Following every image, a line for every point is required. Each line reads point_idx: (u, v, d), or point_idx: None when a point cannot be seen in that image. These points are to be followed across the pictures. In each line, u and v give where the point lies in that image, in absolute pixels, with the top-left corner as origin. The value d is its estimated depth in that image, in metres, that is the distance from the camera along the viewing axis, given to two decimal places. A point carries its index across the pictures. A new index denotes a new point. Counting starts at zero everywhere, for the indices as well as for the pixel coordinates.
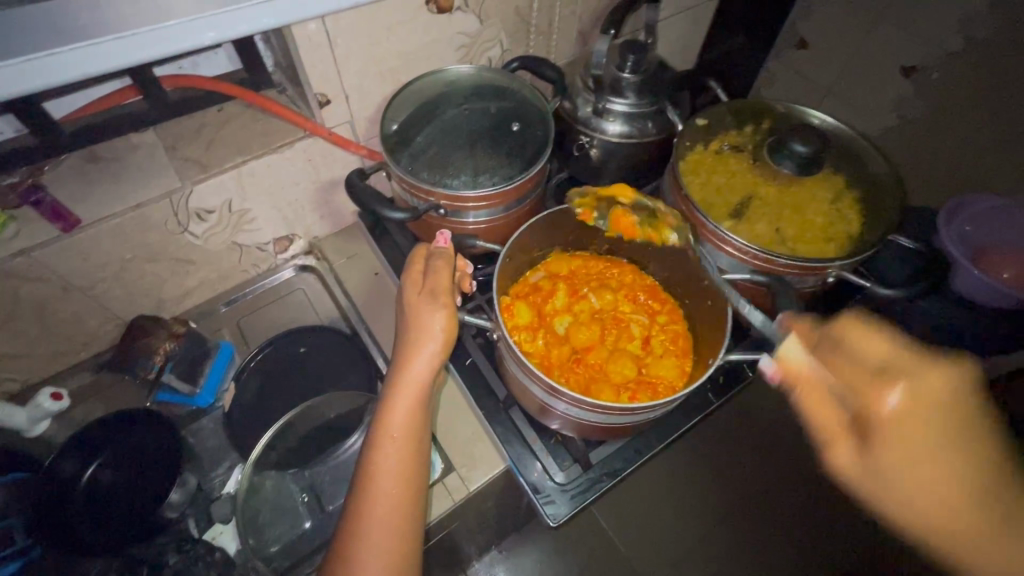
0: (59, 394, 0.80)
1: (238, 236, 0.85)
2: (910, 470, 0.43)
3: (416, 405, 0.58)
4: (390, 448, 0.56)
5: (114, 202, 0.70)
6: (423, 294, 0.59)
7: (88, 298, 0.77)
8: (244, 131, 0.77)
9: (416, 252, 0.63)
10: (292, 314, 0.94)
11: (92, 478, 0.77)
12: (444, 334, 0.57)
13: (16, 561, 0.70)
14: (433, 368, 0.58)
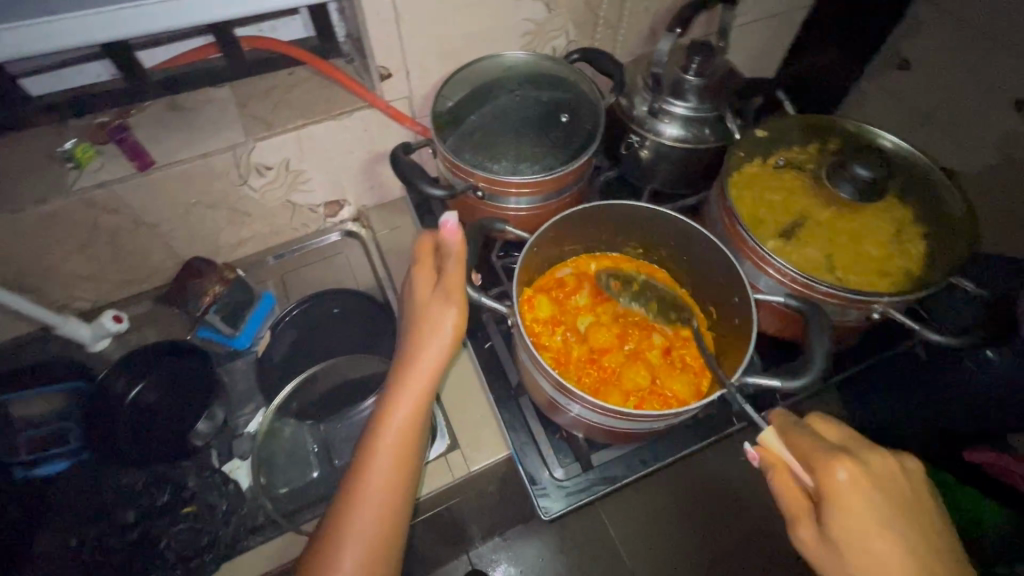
0: (120, 316, 0.88)
1: (292, 195, 0.89)
2: (874, 558, 0.42)
3: (420, 396, 0.59)
4: (387, 436, 0.58)
5: (186, 148, 0.76)
6: (437, 291, 0.60)
7: (154, 235, 0.84)
8: (310, 95, 0.81)
9: (424, 243, 0.63)
10: (333, 276, 0.98)
11: (138, 397, 0.85)
12: (451, 331, 0.59)
13: (65, 461, 0.79)
14: (440, 360, 0.59)
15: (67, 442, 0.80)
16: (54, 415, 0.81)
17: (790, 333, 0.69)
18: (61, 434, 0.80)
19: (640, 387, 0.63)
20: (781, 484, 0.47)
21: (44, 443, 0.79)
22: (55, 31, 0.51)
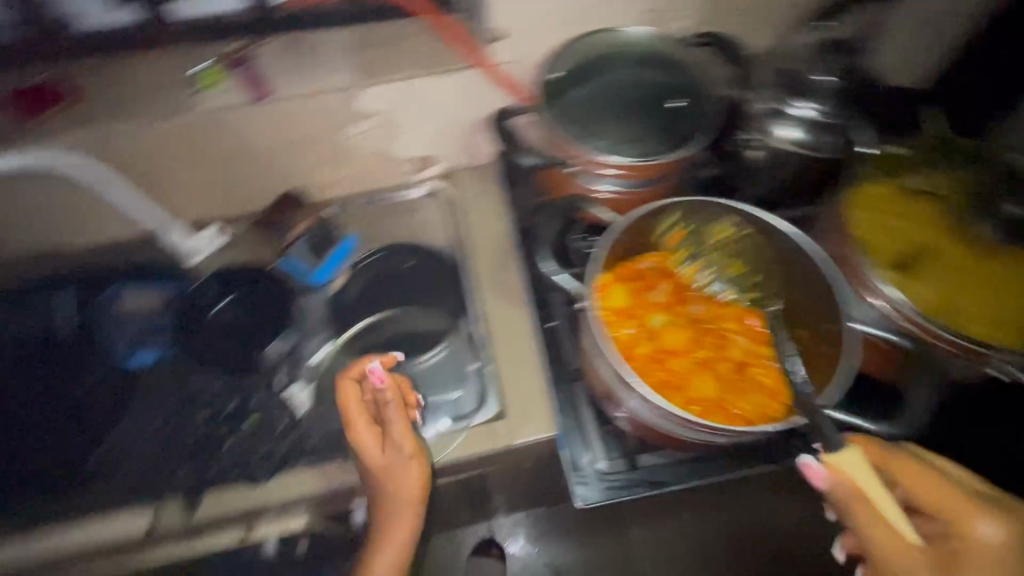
0: (218, 232, 0.94)
1: (386, 144, 0.91)
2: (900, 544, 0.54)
3: (412, 496, 0.71)
4: (393, 523, 0.72)
5: (299, 85, 0.79)
6: (390, 451, 0.72)
7: (257, 162, 0.88)
8: (420, 47, 0.82)
9: (344, 390, 0.75)
10: (410, 230, 0.97)
11: (217, 313, 0.86)
12: (418, 473, 0.71)
13: (151, 355, 0.86)
14: (419, 471, 0.72)
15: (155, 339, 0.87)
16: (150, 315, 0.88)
17: (878, 371, 0.65)
18: (151, 331, 0.87)
19: (709, 397, 0.60)
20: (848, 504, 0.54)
21: (137, 337, 0.87)
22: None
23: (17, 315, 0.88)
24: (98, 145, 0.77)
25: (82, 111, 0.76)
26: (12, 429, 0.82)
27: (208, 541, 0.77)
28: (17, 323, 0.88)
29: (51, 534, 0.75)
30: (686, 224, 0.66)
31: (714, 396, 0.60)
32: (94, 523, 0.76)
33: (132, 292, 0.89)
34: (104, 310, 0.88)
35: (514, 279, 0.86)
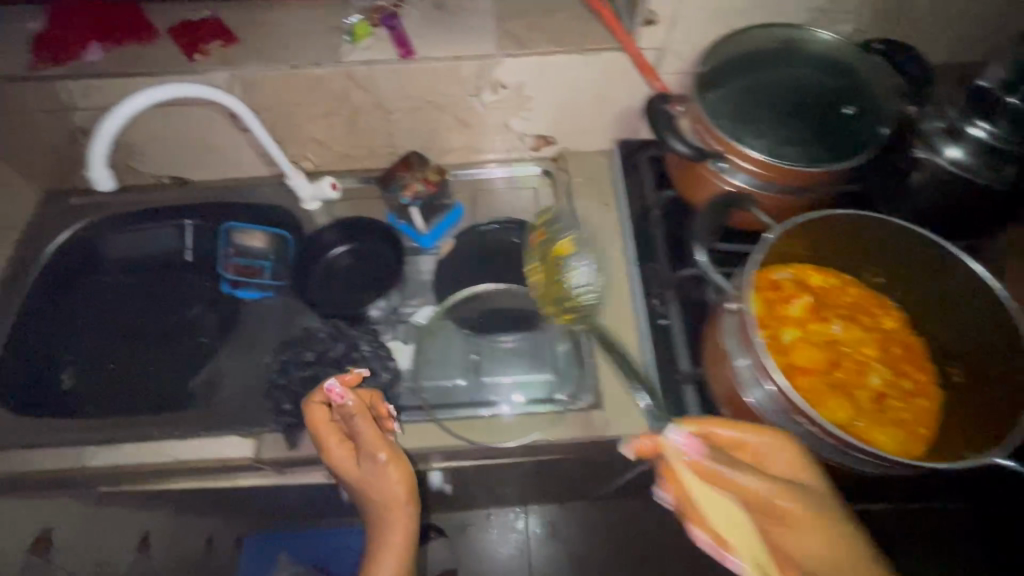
0: (336, 185, 0.95)
1: (511, 118, 0.91)
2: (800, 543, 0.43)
3: (395, 507, 0.68)
4: (387, 545, 0.69)
5: (444, 48, 0.80)
6: (366, 456, 0.68)
7: (385, 121, 0.89)
8: (567, 24, 0.81)
9: (316, 412, 0.70)
10: (519, 207, 0.97)
11: (335, 257, 0.95)
12: (399, 480, 0.68)
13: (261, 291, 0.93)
14: (401, 486, 0.68)
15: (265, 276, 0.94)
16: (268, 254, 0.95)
17: None
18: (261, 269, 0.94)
19: (851, 421, 0.57)
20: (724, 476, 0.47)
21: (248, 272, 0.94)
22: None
23: (148, 236, 0.97)
24: (247, 85, 0.81)
25: (237, 50, 0.80)
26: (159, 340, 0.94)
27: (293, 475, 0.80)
28: (149, 244, 0.98)
29: (146, 442, 0.78)
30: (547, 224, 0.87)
31: (855, 421, 0.57)
32: (188, 439, 0.77)
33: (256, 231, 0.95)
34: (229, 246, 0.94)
35: (620, 272, 0.86)
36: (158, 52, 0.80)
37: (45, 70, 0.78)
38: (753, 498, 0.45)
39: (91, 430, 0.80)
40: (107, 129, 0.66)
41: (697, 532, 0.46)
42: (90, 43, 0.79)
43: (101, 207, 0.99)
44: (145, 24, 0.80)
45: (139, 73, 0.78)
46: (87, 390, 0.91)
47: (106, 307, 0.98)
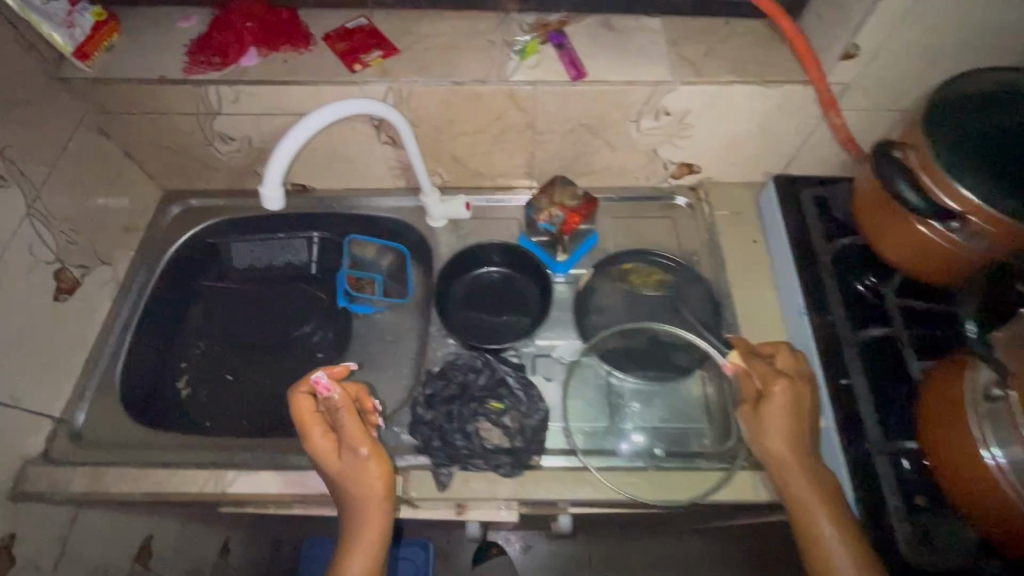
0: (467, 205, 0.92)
1: (662, 146, 0.86)
2: (774, 433, 0.63)
3: (372, 506, 0.63)
4: (356, 551, 0.62)
5: (614, 72, 0.75)
6: (343, 444, 0.64)
7: (531, 142, 0.85)
8: (744, 51, 0.76)
9: (300, 399, 0.65)
10: (655, 236, 0.93)
11: (468, 279, 0.90)
12: (379, 470, 0.63)
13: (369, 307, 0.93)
14: (379, 482, 0.63)
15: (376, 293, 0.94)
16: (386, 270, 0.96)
17: None
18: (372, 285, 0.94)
19: None
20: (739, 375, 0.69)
21: (361, 286, 0.93)
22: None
23: (277, 247, 0.97)
24: (402, 99, 0.77)
25: (397, 63, 0.76)
26: (284, 353, 0.93)
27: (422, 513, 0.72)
28: (276, 255, 0.98)
29: (283, 470, 0.74)
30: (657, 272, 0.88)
31: None
32: None
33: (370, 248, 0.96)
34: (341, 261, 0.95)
35: (777, 323, 0.81)
36: (315, 60, 0.76)
37: (200, 74, 0.76)
38: (768, 442, 0.64)
39: (219, 450, 0.77)
40: (285, 147, 0.62)
41: (752, 419, 0.66)
42: (247, 50, 0.76)
43: (222, 211, 0.97)
44: (302, 31, 0.77)
45: (295, 82, 0.75)
46: (208, 399, 0.90)
47: (226, 316, 0.96)
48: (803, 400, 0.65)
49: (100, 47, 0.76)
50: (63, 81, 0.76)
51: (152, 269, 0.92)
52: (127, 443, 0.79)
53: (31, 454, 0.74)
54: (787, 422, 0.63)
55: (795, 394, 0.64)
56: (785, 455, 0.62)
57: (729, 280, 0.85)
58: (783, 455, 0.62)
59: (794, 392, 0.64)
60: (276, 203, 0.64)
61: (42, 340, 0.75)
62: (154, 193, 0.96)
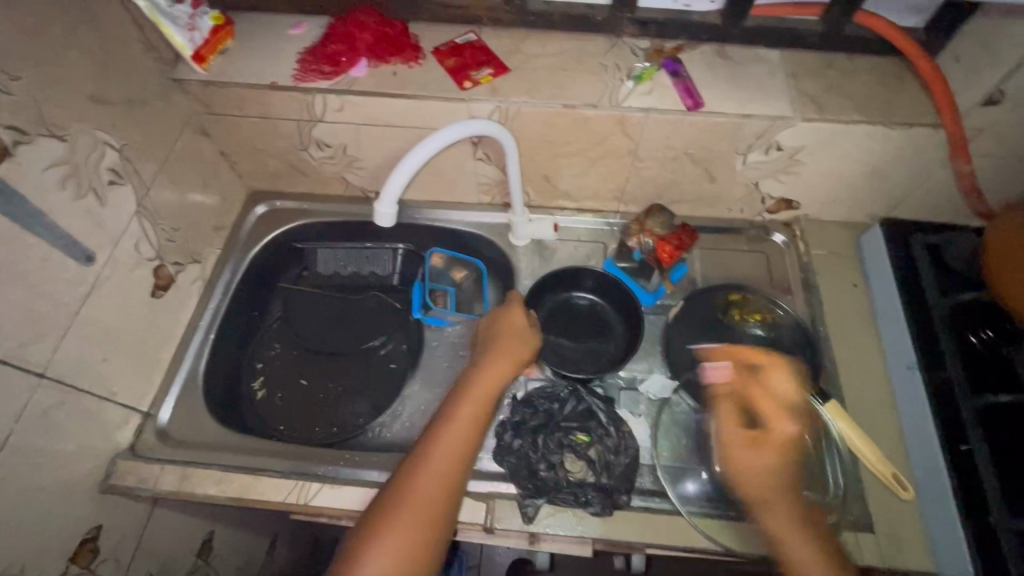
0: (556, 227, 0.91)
1: (765, 180, 0.82)
2: (753, 454, 0.60)
3: (482, 402, 0.65)
4: (450, 433, 0.61)
5: (731, 103, 0.72)
6: (517, 326, 0.74)
7: (628, 168, 0.83)
8: (869, 89, 0.72)
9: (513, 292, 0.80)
10: (746, 272, 0.89)
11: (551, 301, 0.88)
12: (530, 347, 0.72)
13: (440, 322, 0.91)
14: (507, 372, 0.68)
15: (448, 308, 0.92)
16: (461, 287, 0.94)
17: None
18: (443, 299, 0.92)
19: None
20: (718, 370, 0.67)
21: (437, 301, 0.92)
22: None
23: (364, 258, 0.97)
24: (508, 119, 0.75)
25: (506, 82, 0.74)
26: (358, 363, 0.93)
27: (496, 540, 0.72)
28: (359, 264, 0.98)
29: (365, 487, 0.73)
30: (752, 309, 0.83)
31: None
32: None
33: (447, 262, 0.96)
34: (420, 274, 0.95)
35: (880, 377, 0.77)
36: (423, 75, 0.76)
37: (309, 82, 0.76)
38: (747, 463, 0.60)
39: (298, 458, 0.77)
40: (407, 165, 0.60)
41: (727, 433, 0.63)
42: (358, 60, 0.76)
43: (306, 215, 0.97)
44: (412, 44, 0.76)
45: (403, 95, 0.74)
46: (284, 402, 0.90)
47: (303, 320, 0.96)
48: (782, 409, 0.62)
49: (215, 51, 0.77)
50: (177, 81, 0.77)
51: (237, 269, 0.92)
52: (210, 443, 0.79)
53: (122, 449, 0.74)
54: (773, 451, 0.60)
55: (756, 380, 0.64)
56: (763, 482, 0.59)
57: (827, 326, 0.81)
58: (762, 476, 0.59)
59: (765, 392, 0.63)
60: (389, 221, 0.63)
61: (139, 337, 0.76)
62: (241, 192, 0.96)
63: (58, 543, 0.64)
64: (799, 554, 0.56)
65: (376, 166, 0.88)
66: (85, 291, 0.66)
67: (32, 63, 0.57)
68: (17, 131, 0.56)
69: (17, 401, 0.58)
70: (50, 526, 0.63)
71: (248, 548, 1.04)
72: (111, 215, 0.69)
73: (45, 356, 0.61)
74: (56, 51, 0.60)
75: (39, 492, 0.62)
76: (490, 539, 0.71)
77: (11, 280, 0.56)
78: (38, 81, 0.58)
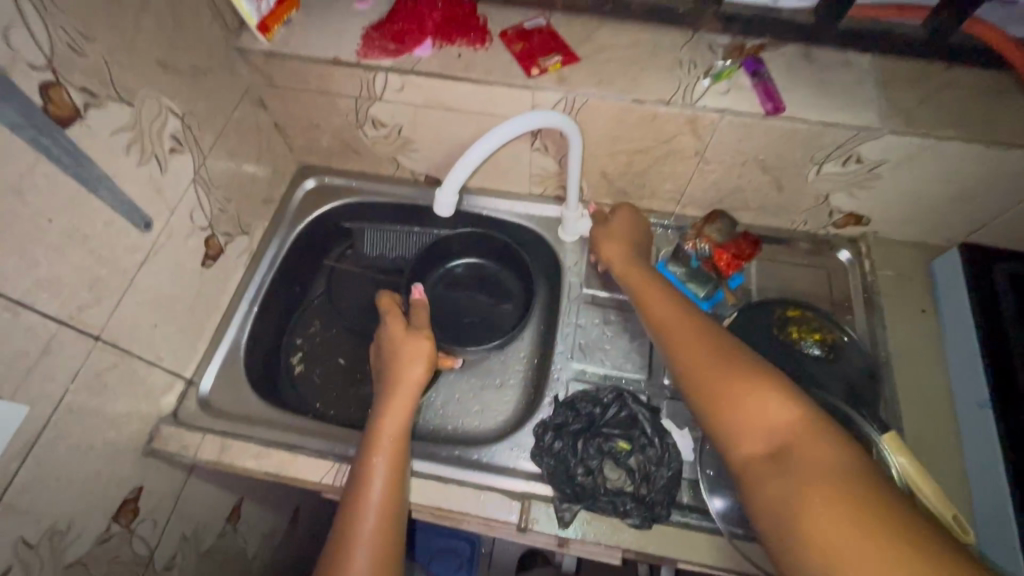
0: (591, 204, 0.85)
1: (837, 193, 0.78)
2: (657, 309, 0.67)
3: (395, 440, 0.67)
4: (375, 479, 0.64)
5: (814, 110, 0.67)
6: (404, 334, 0.75)
7: (692, 170, 0.79)
8: (967, 104, 0.67)
9: (386, 300, 0.81)
10: (805, 287, 0.85)
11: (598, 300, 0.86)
12: (423, 359, 0.73)
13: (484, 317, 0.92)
14: (411, 401, 0.71)
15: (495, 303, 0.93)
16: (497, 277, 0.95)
17: None
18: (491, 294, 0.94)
19: None
20: (600, 245, 0.79)
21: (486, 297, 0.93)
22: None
23: (411, 242, 0.97)
24: (573, 110, 0.72)
25: (576, 71, 0.71)
26: None
27: (527, 540, 0.70)
28: (406, 249, 0.98)
29: None
30: (808, 326, 0.79)
31: None
32: (448, 484, 0.70)
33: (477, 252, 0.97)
34: (439, 265, 0.94)
35: (943, 411, 0.73)
36: (490, 59, 0.73)
37: (374, 57, 0.73)
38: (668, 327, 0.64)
39: (334, 439, 0.77)
40: (470, 159, 0.60)
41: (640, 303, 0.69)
42: (424, 40, 0.74)
43: (353, 195, 0.96)
44: (480, 26, 0.74)
45: (467, 78, 0.72)
46: (321, 381, 0.91)
47: (344, 300, 0.96)
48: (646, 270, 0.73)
49: (280, 22, 0.75)
50: (240, 50, 0.76)
51: (283, 244, 0.92)
52: (247, 416, 0.80)
53: (164, 414, 0.75)
54: (671, 306, 0.66)
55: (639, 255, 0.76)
56: (673, 334, 0.63)
57: (889, 352, 0.77)
58: (674, 328, 0.63)
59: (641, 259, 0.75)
60: (447, 211, 0.64)
61: (188, 305, 0.76)
62: (291, 166, 0.96)
63: (101, 503, 0.65)
64: (707, 359, 0.58)
65: (430, 149, 0.86)
66: (142, 258, 0.66)
67: (106, 25, 0.57)
68: (88, 93, 0.55)
69: (73, 363, 0.59)
70: (94, 485, 0.64)
71: (272, 519, 1.05)
72: (170, 183, 0.68)
73: (101, 320, 0.62)
74: (128, 14, 0.59)
75: (88, 452, 0.63)
76: (521, 539, 0.70)
77: (74, 243, 0.57)
78: (111, 43, 0.57)
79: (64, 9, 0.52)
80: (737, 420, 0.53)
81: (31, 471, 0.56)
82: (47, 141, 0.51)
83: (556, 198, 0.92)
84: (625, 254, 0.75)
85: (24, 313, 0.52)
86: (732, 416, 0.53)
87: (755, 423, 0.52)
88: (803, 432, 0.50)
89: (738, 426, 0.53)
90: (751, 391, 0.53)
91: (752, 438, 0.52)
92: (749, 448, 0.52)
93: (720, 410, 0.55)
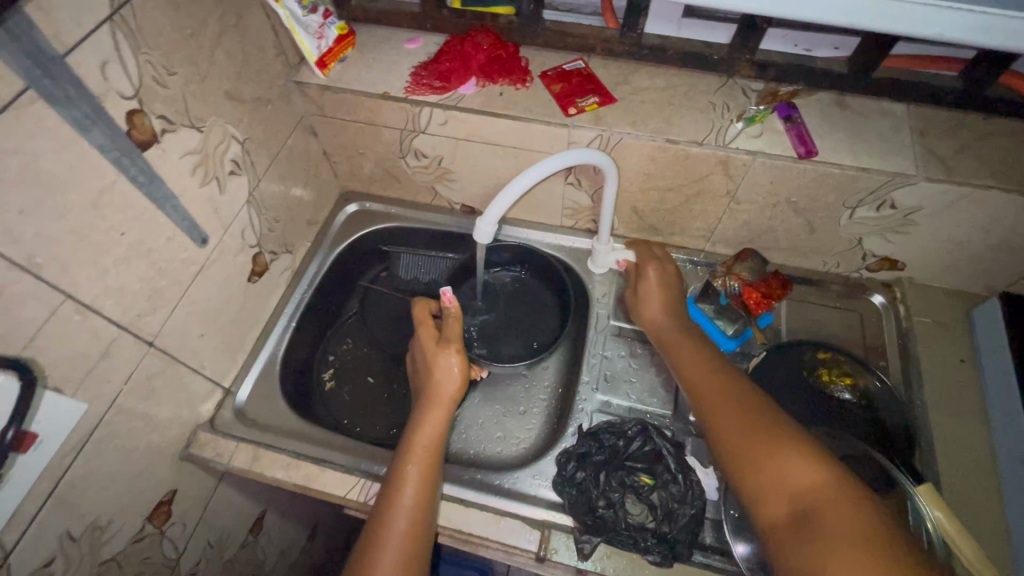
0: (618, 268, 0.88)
1: (870, 238, 0.78)
2: (689, 359, 0.68)
3: (428, 451, 0.69)
4: (408, 486, 0.65)
5: (847, 155, 0.68)
6: (438, 345, 0.76)
7: (723, 210, 0.80)
8: (1004, 154, 0.67)
9: (419, 308, 0.82)
10: (838, 330, 0.84)
11: (626, 332, 0.87)
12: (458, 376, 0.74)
13: (512, 347, 0.91)
14: (446, 414, 0.73)
15: (523, 334, 0.92)
16: (526, 309, 0.95)
17: None
18: (518, 323, 0.93)
19: None
20: (632, 292, 0.81)
21: (515, 327, 0.93)
22: (868, 12, 0.54)
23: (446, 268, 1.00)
24: (607, 148, 0.75)
25: (612, 112, 0.74)
26: None
27: (545, 571, 0.70)
28: (438, 274, 1.02)
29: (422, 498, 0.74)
30: (839, 369, 0.78)
31: None
32: (471, 512, 0.70)
33: (511, 270, 0.97)
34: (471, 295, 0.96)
35: (983, 466, 0.70)
36: (530, 98, 0.77)
37: (420, 95, 0.78)
38: (698, 375, 0.65)
39: (360, 455, 0.79)
40: (510, 192, 0.63)
41: (673, 353, 0.71)
42: (468, 79, 0.78)
43: (392, 220, 1.01)
44: (521, 67, 0.78)
45: (508, 116, 0.76)
46: (349, 398, 0.94)
47: (377, 320, 0.99)
48: (679, 320, 0.75)
49: (337, 59, 0.81)
50: (298, 84, 0.82)
51: (323, 263, 0.96)
52: (279, 429, 0.83)
53: (202, 421, 0.78)
54: (701, 356, 0.68)
55: (674, 302, 0.77)
56: (704, 379, 0.64)
57: (925, 399, 0.76)
58: (705, 375, 0.65)
59: (674, 307, 0.76)
60: (486, 238, 0.68)
61: (232, 318, 0.81)
62: (335, 191, 1.01)
63: (138, 502, 0.68)
64: (740, 405, 0.59)
65: (468, 180, 0.90)
66: (196, 270, 0.71)
67: (186, 61, 0.62)
68: (166, 121, 0.61)
69: (128, 366, 0.63)
70: (135, 485, 0.67)
71: (293, 531, 1.07)
72: (226, 203, 0.73)
73: (155, 327, 0.66)
74: (206, 51, 0.65)
75: (131, 453, 0.66)
76: (539, 568, 0.70)
77: (140, 255, 0.61)
78: (188, 76, 0.63)
79: (153, 46, 0.58)
80: (760, 479, 0.53)
81: (82, 467, 0.59)
82: (127, 161, 0.57)
83: (587, 230, 0.94)
84: (659, 303, 0.76)
85: (91, 317, 0.57)
86: (756, 476, 0.54)
87: (784, 479, 0.52)
88: (831, 491, 0.50)
89: (763, 484, 0.53)
90: (782, 445, 0.54)
91: (783, 488, 0.52)
92: (773, 511, 0.52)
93: (744, 471, 0.55)
